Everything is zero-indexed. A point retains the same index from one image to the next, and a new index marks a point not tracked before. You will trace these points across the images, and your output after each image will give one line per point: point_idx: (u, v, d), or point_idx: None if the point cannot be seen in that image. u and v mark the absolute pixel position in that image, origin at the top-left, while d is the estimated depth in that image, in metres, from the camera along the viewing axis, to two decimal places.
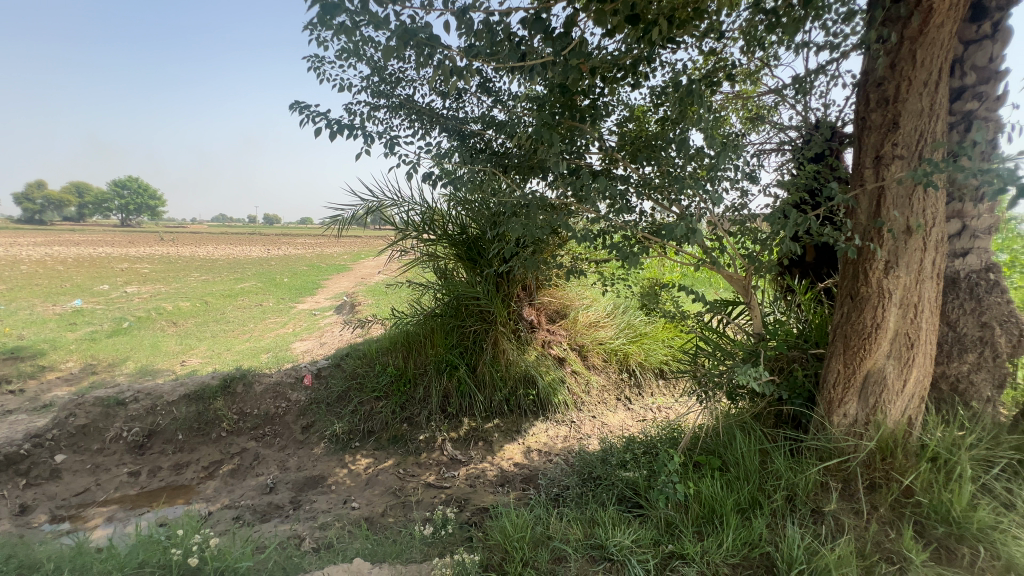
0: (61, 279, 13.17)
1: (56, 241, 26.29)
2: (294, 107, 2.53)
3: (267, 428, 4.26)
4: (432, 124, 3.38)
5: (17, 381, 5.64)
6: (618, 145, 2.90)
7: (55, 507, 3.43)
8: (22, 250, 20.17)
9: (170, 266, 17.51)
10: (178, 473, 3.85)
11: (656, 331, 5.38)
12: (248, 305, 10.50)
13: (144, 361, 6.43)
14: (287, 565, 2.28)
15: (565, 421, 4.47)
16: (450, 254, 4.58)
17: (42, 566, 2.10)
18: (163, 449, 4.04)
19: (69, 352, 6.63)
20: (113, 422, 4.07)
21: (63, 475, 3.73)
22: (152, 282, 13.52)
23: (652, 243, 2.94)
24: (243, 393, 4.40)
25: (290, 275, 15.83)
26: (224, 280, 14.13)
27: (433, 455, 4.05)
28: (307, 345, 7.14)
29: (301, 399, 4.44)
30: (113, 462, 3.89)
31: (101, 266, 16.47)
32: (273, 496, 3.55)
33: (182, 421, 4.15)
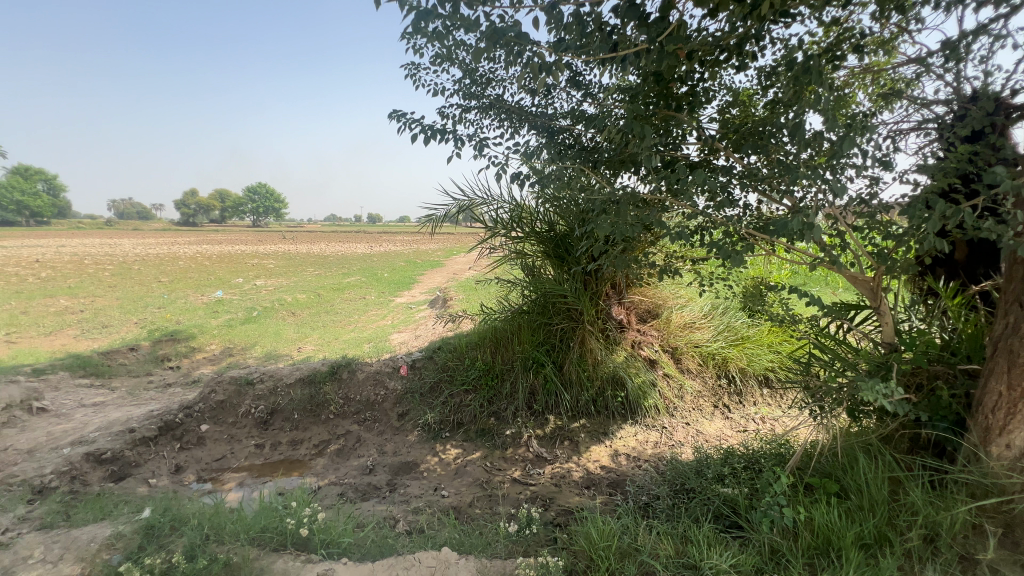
0: (207, 273, 15.45)
1: (205, 241, 30.93)
2: (392, 115, 2.68)
3: (368, 413, 4.60)
4: (522, 122, 3.41)
5: (175, 359, 6.70)
6: (719, 134, 2.67)
7: (201, 469, 3.98)
8: (180, 249, 24.01)
9: (290, 261, 19.67)
10: (294, 449, 4.31)
11: (760, 334, 4.94)
12: (354, 298, 11.49)
13: (269, 347, 7.31)
14: (383, 545, 2.42)
15: (656, 426, 4.30)
16: (538, 251, 4.59)
17: (189, 520, 2.36)
18: (282, 426, 4.52)
19: (213, 336, 7.73)
20: (244, 399, 4.60)
21: (207, 442, 4.30)
22: (276, 276, 15.31)
23: (758, 240, 2.69)
24: (348, 379, 4.79)
25: (390, 270, 17.04)
26: (333, 275, 15.59)
27: (520, 451, 4.11)
28: (403, 336, 7.64)
29: (397, 388, 4.73)
30: (243, 434, 4.42)
31: (238, 262, 19.04)
32: (372, 477, 3.83)
33: (298, 402, 4.61)
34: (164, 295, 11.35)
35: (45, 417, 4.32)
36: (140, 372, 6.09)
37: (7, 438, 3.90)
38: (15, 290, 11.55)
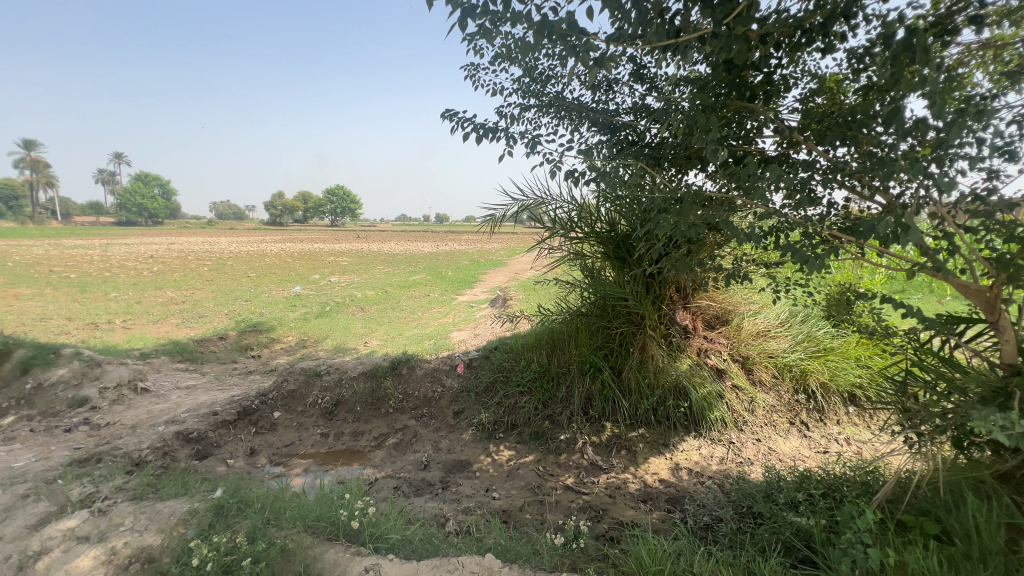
0: (289, 269, 16.72)
1: (289, 239, 33.58)
2: (445, 115, 2.68)
3: (425, 409, 4.71)
4: (581, 119, 3.31)
5: (257, 349, 7.28)
6: (800, 125, 2.41)
7: (272, 453, 4.27)
8: (267, 246, 26.20)
9: (362, 259, 20.78)
10: (356, 440, 4.50)
11: (846, 346, 4.47)
12: (419, 295, 11.89)
13: (339, 340, 7.73)
14: (430, 544, 2.44)
15: (722, 441, 4.02)
16: (597, 252, 4.44)
17: (253, 503, 2.51)
18: (346, 417, 4.74)
19: (290, 328, 8.32)
20: (312, 389, 4.88)
21: (279, 428, 4.60)
22: (349, 273, 16.24)
23: (844, 242, 2.40)
24: (407, 375, 4.93)
25: (453, 268, 17.49)
26: (401, 273, 16.25)
27: (573, 457, 4.01)
28: (463, 335, 7.77)
29: (454, 386, 4.80)
30: (311, 423, 4.69)
31: (316, 259, 20.42)
32: (426, 473, 3.91)
33: (361, 395, 4.81)
34: (251, 289, 12.41)
35: (147, 397, 4.84)
36: (227, 359, 6.67)
37: (116, 414, 4.42)
38: (133, 283, 13.15)
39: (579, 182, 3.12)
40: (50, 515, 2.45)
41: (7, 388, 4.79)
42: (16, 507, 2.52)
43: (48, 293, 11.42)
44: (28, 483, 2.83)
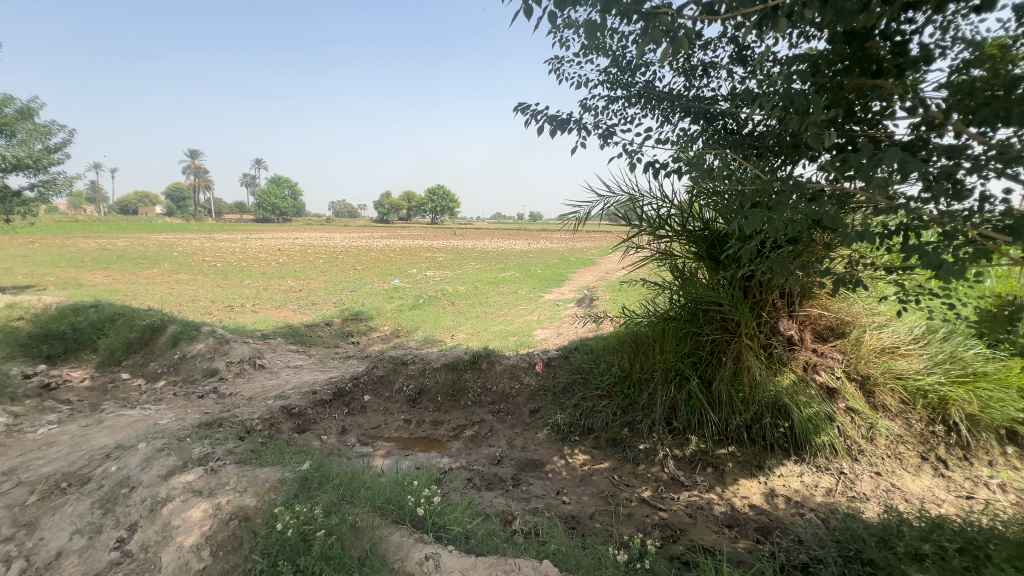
0: (391, 263, 18.00)
1: (393, 235, 36.20)
2: (518, 106, 2.73)
3: (502, 405, 4.75)
4: (673, 109, 3.09)
5: (356, 335, 7.92)
6: (943, 103, 1.99)
7: (361, 433, 4.60)
8: (374, 242, 28.53)
9: (457, 255, 21.72)
10: (435, 428, 4.68)
11: (1005, 372, 3.68)
12: (506, 292, 12.10)
13: (428, 332, 8.13)
14: (491, 541, 2.43)
15: (830, 470, 3.53)
16: (689, 252, 4.12)
17: (333, 478, 2.68)
18: (427, 405, 4.95)
19: (386, 318, 8.93)
20: (398, 377, 5.17)
21: (368, 411, 4.94)
22: (443, 268, 17.06)
23: (1000, 247, 1.93)
24: (487, 369, 5.02)
25: (543, 266, 17.55)
26: (491, 269, 16.68)
27: (652, 469, 3.78)
28: (546, 333, 7.74)
29: (531, 384, 4.79)
30: (396, 408, 4.97)
31: (415, 254, 21.75)
32: (499, 468, 3.93)
33: (442, 385, 4.99)
34: (357, 281, 13.56)
35: (263, 372, 5.49)
36: (330, 343, 7.34)
37: (237, 385, 5.07)
38: (263, 272, 15.05)
39: (661, 174, 2.94)
40: (176, 467, 2.86)
41: (161, 357, 5.73)
42: (152, 457, 2.98)
43: (200, 279, 13.52)
44: (164, 439, 3.33)
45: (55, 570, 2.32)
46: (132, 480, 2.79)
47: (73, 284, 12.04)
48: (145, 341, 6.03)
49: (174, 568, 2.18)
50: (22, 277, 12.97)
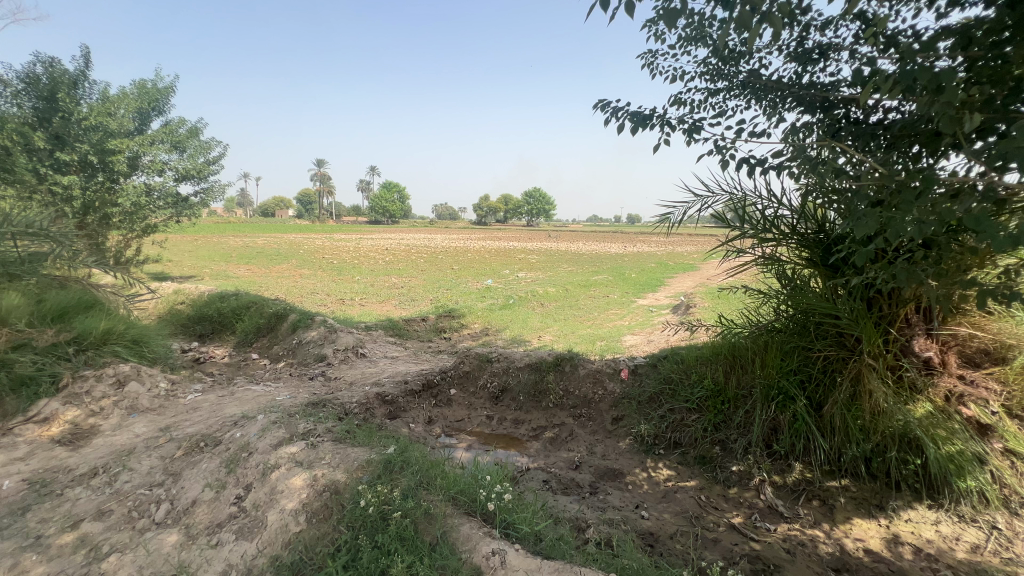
0: (486, 264, 18.66)
1: (490, 237, 37.55)
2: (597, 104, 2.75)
3: (584, 410, 4.68)
4: (782, 99, 2.82)
5: (449, 331, 8.32)
6: None
7: (446, 425, 4.80)
8: (471, 244, 29.88)
9: (550, 258, 21.87)
10: (516, 427, 4.74)
11: None
12: (598, 295, 11.90)
13: (517, 332, 8.28)
14: (560, 545, 2.39)
15: (976, 522, 2.96)
16: (800, 257, 3.68)
17: (413, 464, 2.83)
18: (509, 404, 5.03)
19: (478, 316, 9.26)
20: (483, 373, 5.32)
21: (453, 404, 5.15)
22: (536, 270, 17.25)
23: None
24: (570, 372, 4.96)
25: (638, 270, 16.93)
26: (584, 272, 16.49)
27: (746, 494, 3.45)
28: (636, 340, 7.46)
29: (615, 390, 4.64)
30: (480, 404, 5.11)
31: (510, 256, 22.32)
32: (576, 473, 3.86)
33: (525, 385, 5.04)
34: (454, 280, 14.25)
35: (364, 361, 5.99)
36: (425, 338, 7.80)
37: (342, 371, 5.59)
38: (372, 269, 16.47)
39: (757, 170, 2.73)
40: (285, 439, 3.23)
41: (283, 341, 6.52)
42: (267, 428, 3.40)
43: (320, 274, 15.17)
44: (278, 413, 3.78)
45: (189, 515, 2.74)
46: (250, 446, 3.21)
47: (223, 276, 14.18)
48: (271, 327, 6.91)
49: (276, 527, 2.46)
50: (188, 269, 15.60)
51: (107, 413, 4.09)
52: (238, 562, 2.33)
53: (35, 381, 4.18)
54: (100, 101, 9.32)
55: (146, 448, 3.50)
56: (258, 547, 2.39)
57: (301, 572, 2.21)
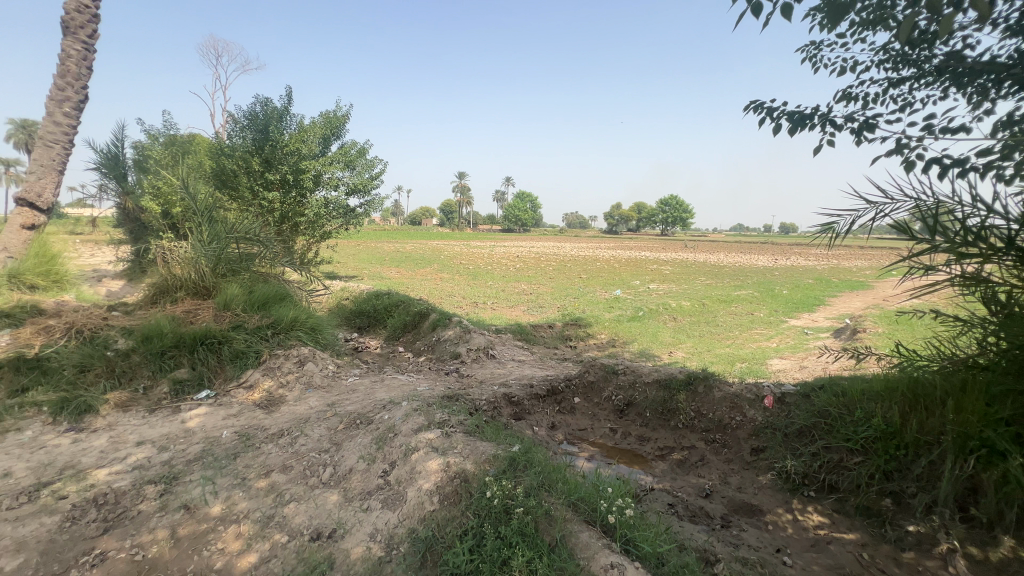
0: (615, 274, 18.32)
1: (621, 247, 36.85)
2: (748, 106, 2.74)
3: (718, 435, 4.34)
4: (1000, 82, 2.32)
5: (575, 340, 8.36)
6: None
7: (568, 433, 4.81)
8: (601, 253, 29.72)
9: (686, 269, 20.62)
10: (641, 444, 4.57)
11: None
12: (740, 312, 10.88)
13: (645, 345, 7.98)
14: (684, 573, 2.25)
15: None
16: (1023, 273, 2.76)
17: (535, 465, 2.92)
18: (635, 419, 4.87)
19: (605, 327, 9.15)
20: (608, 385, 5.25)
21: (576, 413, 5.15)
22: (669, 281, 16.39)
23: None
24: (703, 394, 4.66)
25: (791, 287, 15.03)
26: (724, 286, 15.21)
27: (929, 563, 2.85)
28: (784, 365, 6.65)
29: (756, 418, 4.21)
30: (603, 416, 5.03)
31: (641, 266, 21.58)
32: (706, 502, 3.59)
33: (652, 402, 4.85)
34: (582, 289, 14.27)
35: (493, 362, 6.34)
36: (551, 344, 7.95)
37: (473, 369, 5.99)
38: (504, 275, 17.32)
39: (945, 170, 2.35)
40: (424, 425, 3.58)
41: (425, 338, 7.22)
42: (410, 414, 3.81)
43: (458, 278, 16.43)
44: (419, 402, 4.21)
45: (346, 479, 3.20)
46: (396, 428, 3.63)
47: (379, 277, 16.21)
48: (416, 324, 7.70)
49: (414, 503, 2.75)
50: (353, 270, 18.14)
51: (291, 386, 4.98)
52: (383, 527, 2.67)
53: (245, 355, 5.23)
54: (297, 129, 11.39)
55: (318, 419, 4.18)
56: (400, 517, 2.69)
57: (434, 547, 2.45)
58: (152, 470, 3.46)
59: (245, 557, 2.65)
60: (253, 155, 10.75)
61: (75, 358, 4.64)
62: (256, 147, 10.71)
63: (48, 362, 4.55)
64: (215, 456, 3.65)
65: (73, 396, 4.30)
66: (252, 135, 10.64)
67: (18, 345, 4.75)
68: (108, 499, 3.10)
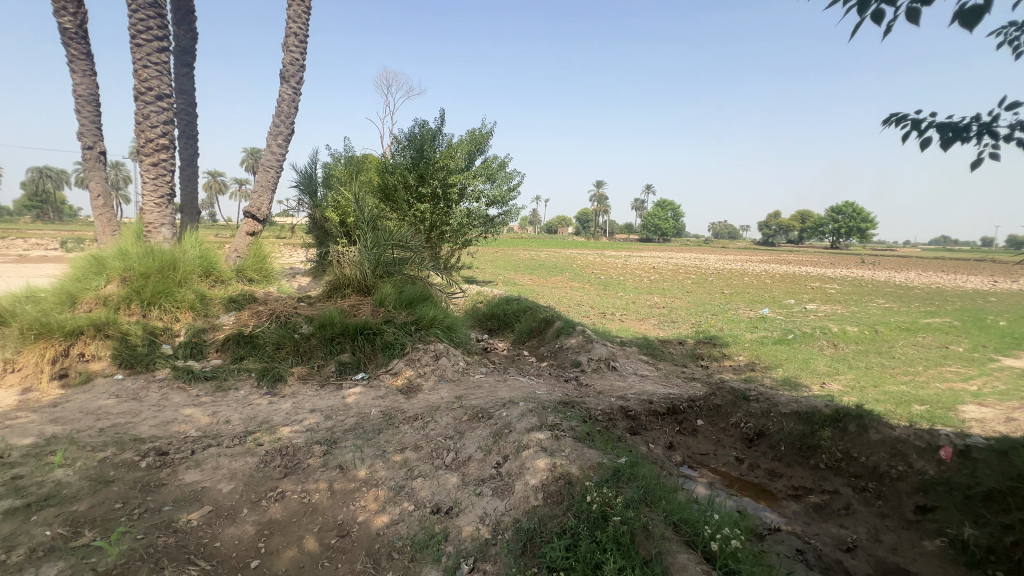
0: (765, 290, 16.55)
1: (777, 261, 32.92)
2: (887, 119, 2.58)
3: (871, 484, 3.74)
4: None
5: (707, 359, 7.84)
6: None
7: (687, 454, 4.48)
8: (750, 267, 27.03)
9: (858, 289, 17.67)
10: (771, 478, 4.11)
11: None
12: (928, 344, 9.00)
13: (792, 372, 7.13)
14: None
15: None
16: None
17: (638, 478, 2.91)
18: (766, 451, 4.42)
19: (744, 348, 8.39)
20: (737, 411, 4.86)
21: (698, 435, 4.80)
22: (833, 302, 14.26)
23: None
24: (855, 435, 4.05)
25: (1012, 317, 11.89)
26: (909, 311, 12.70)
27: None
28: (984, 414, 5.36)
29: (925, 471, 3.55)
30: (728, 443, 4.65)
31: (798, 283, 19.11)
32: (847, 558, 3.14)
33: (789, 435, 4.37)
34: (722, 305, 13.23)
35: (614, 374, 6.31)
36: (679, 361, 7.58)
37: (593, 379, 6.03)
38: (637, 287, 16.89)
39: None
40: (536, 426, 3.78)
41: (549, 344, 7.49)
42: (525, 414, 4.05)
43: (588, 287, 16.48)
44: (536, 404, 4.44)
45: (465, 465, 3.55)
46: (511, 425, 3.89)
47: (513, 283, 17.09)
48: (542, 330, 8.00)
49: (521, 495, 2.95)
50: (491, 275, 19.39)
51: (427, 377, 5.62)
52: (491, 513, 2.92)
53: (393, 346, 6.06)
54: (447, 147, 12.67)
55: (447, 409, 4.67)
56: (507, 507, 2.92)
57: (534, 539, 2.61)
58: (319, 433, 4.25)
59: (380, 517, 3.13)
60: (411, 171, 12.27)
61: (274, 337, 5.90)
62: (413, 164, 12.20)
63: (257, 339, 5.87)
64: (365, 428, 4.34)
65: (271, 367, 5.49)
66: (411, 154, 12.18)
67: (239, 324, 6.22)
68: (288, 451, 3.92)
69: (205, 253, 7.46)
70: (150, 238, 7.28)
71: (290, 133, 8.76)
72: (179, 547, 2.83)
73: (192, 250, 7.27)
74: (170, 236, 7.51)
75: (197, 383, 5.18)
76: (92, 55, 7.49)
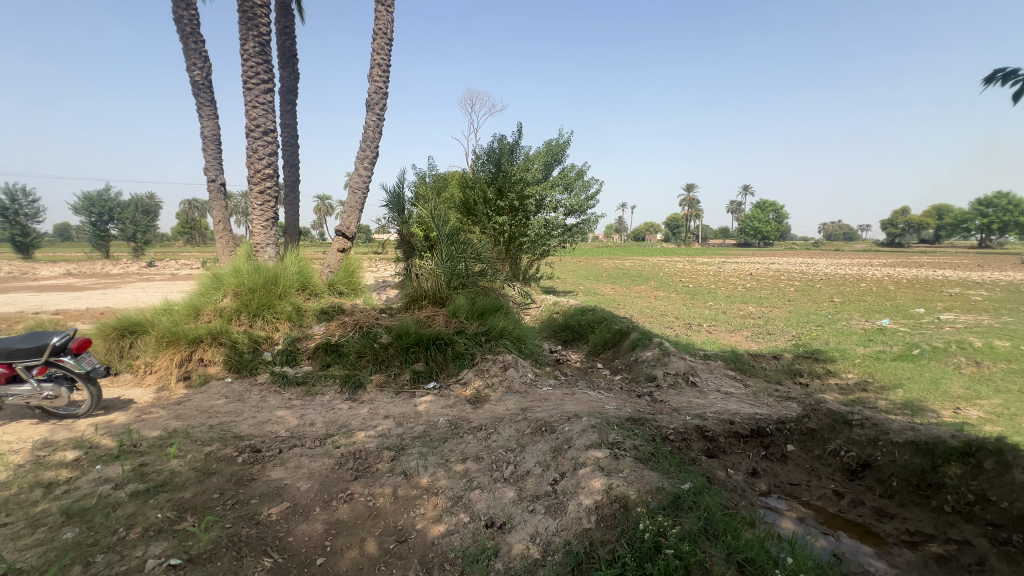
0: (887, 298, 14.48)
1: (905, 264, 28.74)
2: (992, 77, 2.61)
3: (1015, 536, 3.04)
4: None
5: (808, 375, 7.01)
6: None
7: (774, 483, 3.99)
8: (869, 271, 23.93)
9: (1012, 295, 14.80)
10: (879, 520, 3.53)
11: None
12: None
13: (914, 394, 6.11)
14: None
15: None
16: None
17: (701, 510, 2.73)
18: (872, 486, 3.82)
19: (854, 364, 7.38)
20: (836, 437, 4.27)
21: (788, 463, 4.27)
22: (977, 311, 12.07)
23: None
24: (993, 474, 3.35)
25: None
26: None
27: None
28: None
29: None
30: (826, 473, 4.08)
31: (931, 290, 16.47)
32: None
33: (902, 469, 3.75)
34: (830, 315, 11.81)
35: (693, 390, 5.88)
36: (772, 378, 6.86)
37: (669, 395, 5.66)
38: (730, 296, 15.67)
39: None
40: (595, 443, 3.63)
41: (624, 357, 7.19)
42: (587, 430, 3.90)
43: (674, 297, 15.62)
44: (600, 419, 4.26)
45: (523, 479, 3.48)
46: (571, 441, 3.77)
47: (594, 293, 16.73)
48: (617, 342, 7.72)
49: (573, 517, 2.85)
50: (572, 286, 19.19)
51: (495, 388, 5.66)
52: (542, 532, 2.84)
53: (463, 356, 6.20)
54: (524, 160, 12.85)
55: (511, 421, 4.65)
56: (558, 527, 2.83)
57: (582, 564, 2.53)
58: (390, 439, 4.45)
59: (437, 526, 3.17)
60: (488, 186, 12.60)
61: (357, 346, 6.33)
62: (491, 179, 12.53)
63: (342, 348, 6.34)
64: (431, 437, 4.46)
65: (352, 374, 5.89)
66: (488, 168, 12.54)
67: (328, 334, 6.76)
68: (361, 454, 4.14)
69: (303, 269, 8.28)
70: (258, 257, 8.22)
71: (374, 156, 9.45)
72: (258, 539, 3.10)
73: (292, 267, 8.10)
74: (275, 254, 8.41)
75: (290, 387, 5.71)
76: (216, 101, 8.74)
